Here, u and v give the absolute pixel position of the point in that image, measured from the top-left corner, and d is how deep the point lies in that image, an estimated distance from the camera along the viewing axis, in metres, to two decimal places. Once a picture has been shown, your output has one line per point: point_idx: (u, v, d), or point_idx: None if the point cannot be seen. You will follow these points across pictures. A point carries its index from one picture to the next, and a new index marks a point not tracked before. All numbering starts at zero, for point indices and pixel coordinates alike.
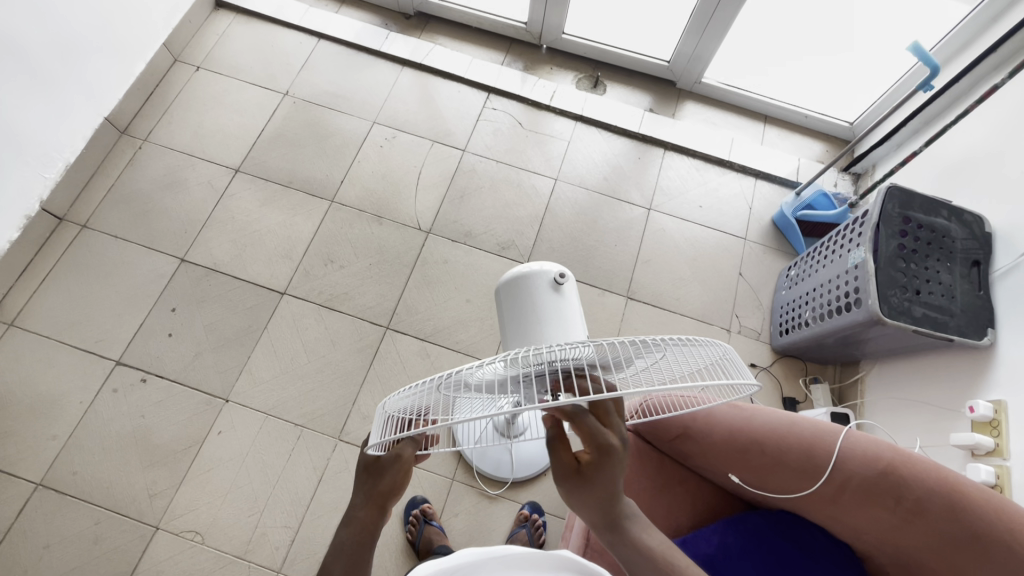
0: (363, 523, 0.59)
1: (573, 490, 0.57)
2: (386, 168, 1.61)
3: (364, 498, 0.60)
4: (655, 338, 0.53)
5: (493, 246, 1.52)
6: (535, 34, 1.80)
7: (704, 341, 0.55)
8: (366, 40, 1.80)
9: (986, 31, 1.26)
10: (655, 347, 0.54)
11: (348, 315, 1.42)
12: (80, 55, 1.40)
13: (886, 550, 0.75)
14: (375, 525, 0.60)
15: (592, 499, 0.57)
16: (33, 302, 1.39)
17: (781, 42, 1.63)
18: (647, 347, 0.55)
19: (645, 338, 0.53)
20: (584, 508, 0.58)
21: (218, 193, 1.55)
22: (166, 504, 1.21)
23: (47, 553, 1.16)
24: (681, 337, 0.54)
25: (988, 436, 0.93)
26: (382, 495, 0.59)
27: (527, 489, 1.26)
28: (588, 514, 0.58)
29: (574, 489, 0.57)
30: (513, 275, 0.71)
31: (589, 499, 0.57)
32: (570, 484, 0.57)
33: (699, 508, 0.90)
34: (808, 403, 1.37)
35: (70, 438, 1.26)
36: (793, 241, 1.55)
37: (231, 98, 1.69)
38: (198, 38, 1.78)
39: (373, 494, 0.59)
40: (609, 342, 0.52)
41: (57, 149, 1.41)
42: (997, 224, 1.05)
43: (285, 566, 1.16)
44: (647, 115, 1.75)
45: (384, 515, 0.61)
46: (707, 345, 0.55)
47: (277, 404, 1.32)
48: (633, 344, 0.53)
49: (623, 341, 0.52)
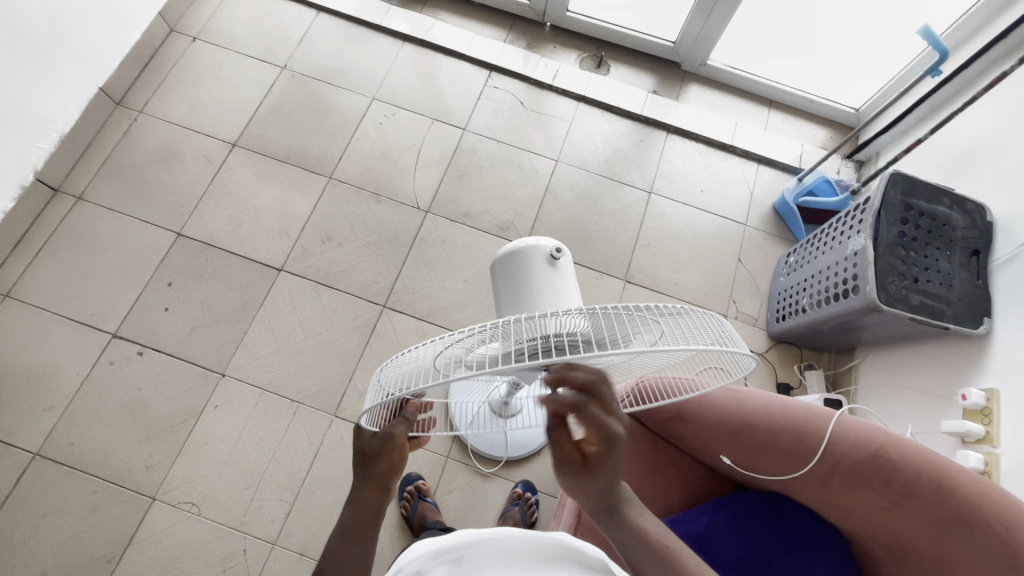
0: (367, 505, 0.60)
1: (572, 479, 0.59)
2: (385, 145, 1.59)
3: (364, 482, 0.61)
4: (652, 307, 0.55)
5: (492, 227, 1.51)
6: (539, 11, 1.76)
7: (698, 313, 0.58)
8: (366, 14, 1.76)
9: (998, 17, 1.23)
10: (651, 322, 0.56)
11: (345, 292, 1.42)
12: (73, 22, 1.37)
13: (873, 532, 0.75)
14: (377, 504, 0.60)
15: (592, 490, 0.58)
16: (29, 273, 1.38)
17: (789, 26, 1.60)
18: (643, 322, 0.56)
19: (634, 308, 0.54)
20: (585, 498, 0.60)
21: (215, 167, 1.54)
22: (163, 475, 1.22)
23: (46, 521, 1.17)
24: (671, 307, 0.56)
25: (978, 423, 0.94)
26: (382, 475, 0.61)
27: (521, 468, 1.27)
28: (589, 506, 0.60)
29: (577, 477, 0.58)
30: (510, 250, 0.71)
31: (589, 489, 0.58)
32: (574, 472, 0.58)
33: (689, 487, 0.91)
34: (802, 389, 1.38)
35: (67, 409, 1.27)
36: (792, 227, 1.55)
37: (229, 70, 1.66)
38: (195, 7, 1.74)
39: (373, 476, 0.61)
40: (604, 311, 0.54)
41: (51, 119, 1.38)
42: (998, 213, 1.04)
43: (280, 539, 1.18)
44: (651, 97, 1.72)
45: (388, 494, 0.62)
46: (700, 316, 0.58)
47: (273, 380, 1.32)
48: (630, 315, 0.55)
49: (619, 308, 0.54)
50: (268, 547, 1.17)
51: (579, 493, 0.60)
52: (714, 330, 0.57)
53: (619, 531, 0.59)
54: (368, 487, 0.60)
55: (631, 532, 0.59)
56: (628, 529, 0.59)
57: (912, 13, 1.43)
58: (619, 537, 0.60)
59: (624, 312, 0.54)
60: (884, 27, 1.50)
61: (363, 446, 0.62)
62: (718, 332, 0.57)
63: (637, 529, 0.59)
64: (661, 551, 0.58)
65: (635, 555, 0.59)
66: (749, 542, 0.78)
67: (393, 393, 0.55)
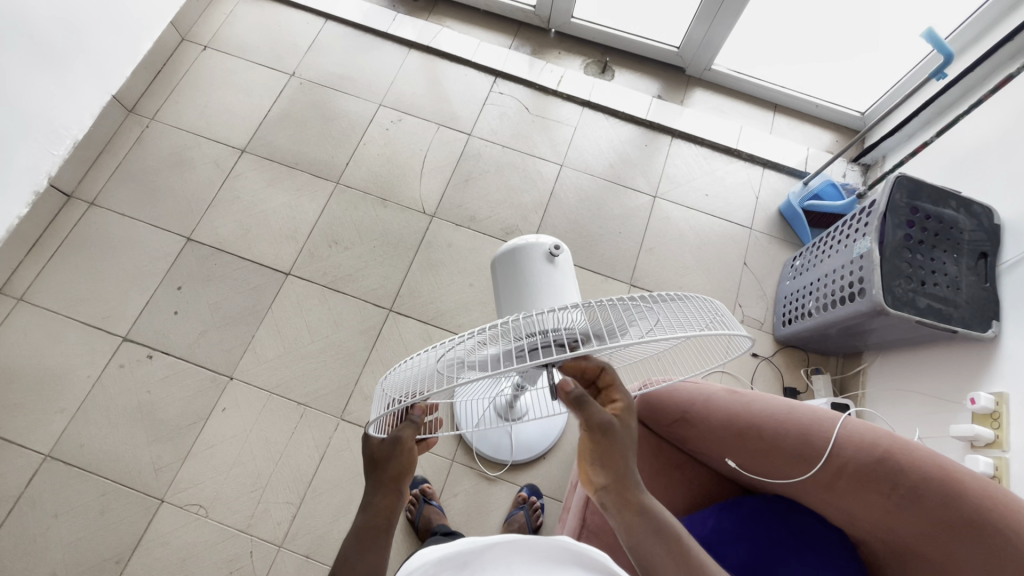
0: (380, 509, 0.62)
1: (602, 450, 0.60)
2: (391, 150, 1.61)
3: (377, 486, 0.63)
4: (647, 296, 0.55)
5: (497, 232, 1.52)
6: (543, 18, 1.78)
7: (692, 298, 0.59)
8: (373, 21, 1.78)
9: (1004, 19, 1.23)
10: (647, 309, 0.56)
11: (351, 296, 1.43)
12: (87, 32, 1.40)
13: (881, 537, 0.75)
14: (391, 509, 0.62)
15: (616, 467, 0.60)
16: (41, 278, 1.40)
17: (793, 31, 1.61)
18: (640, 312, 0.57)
19: (632, 299, 0.54)
20: (608, 480, 0.61)
21: (224, 173, 1.56)
22: (171, 477, 1.23)
23: (56, 521, 1.19)
24: (668, 295, 0.56)
25: (988, 428, 0.93)
26: (394, 479, 0.63)
27: (527, 472, 1.28)
28: (609, 492, 0.61)
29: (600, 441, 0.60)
30: (509, 248, 0.71)
31: (614, 465, 0.60)
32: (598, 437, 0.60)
33: (695, 490, 0.91)
34: (808, 393, 1.37)
35: (78, 411, 1.28)
36: (798, 231, 1.54)
37: (238, 77, 1.69)
38: (206, 17, 1.77)
39: (385, 481, 0.62)
40: (598, 304, 0.54)
41: (65, 125, 1.41)
42: (1006, 216, 1.03)
43: (286, 541, 1.18)
44: (655, 101, 1.73)
45: (400, 496, 0.63)
46: (696, 301, 0.58)
47: (280, 383, 1.33)
48: (626, 305, 0.55)
49: (615, 300, 0.54)
50: (274, 549, 1.17)
51: (602, 473, 0.61)
52: (709, 313, 0.58)
53: (633, 528, 0.59)
54: (381, 491, 0.62)
55: (647, 527, 0.59)
56: (642, 525, 0.59)
57: (916, 17, 1.43)
58: (635, 538, 0.59)
59: (617, 304, 0.54)
60: (889, 29, 1.50)
61: (373, 452, 0.63)
62: (711, 313, 0.57)
63: (652, 526, 0.59)
64: (676, 542, 0.59)
65: (647, 553, 0.59)
66: (755, 547, 0.78)
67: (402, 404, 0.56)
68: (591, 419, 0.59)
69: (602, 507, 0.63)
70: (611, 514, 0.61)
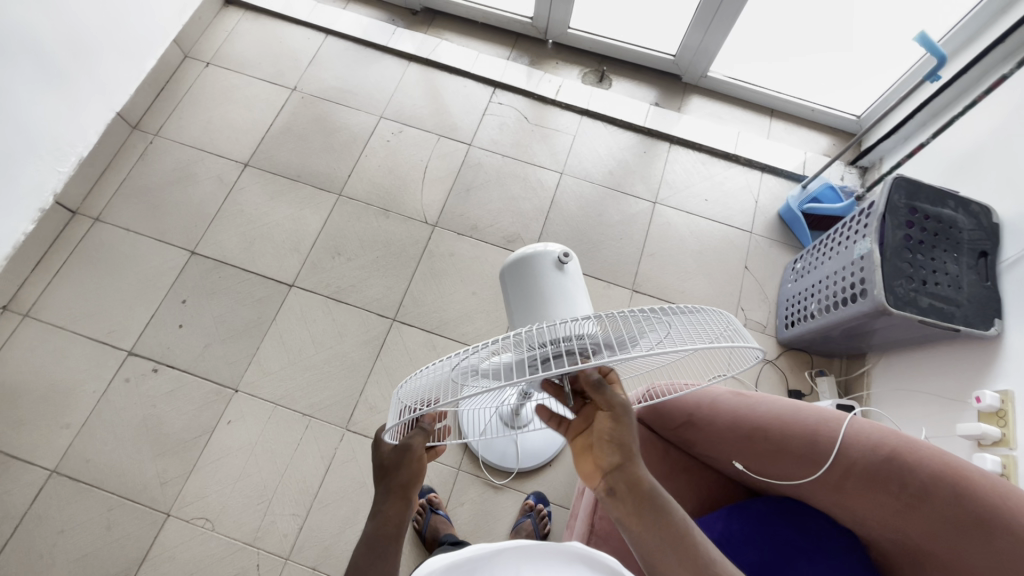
0: (389, 518, 0.62)
1: (616, 429, 0.61)
2: (393, 162, 1.62)
3: (387, 493, 0.63)
4: (659, 308, 0.55)
5: (499, 240, 1.53)
6: (541, 29, 1.80)
7: (704, 311, 0.59)
8: (373, 35, 1.81)
9: (995, 23, 1.25)
10: (659, 323, 0.56)
11: (354, 306, 1.43)
12: (93, 52, 1.43)
13: (889, 537, 0.74)
14: (399, 517, 0.62)
15: (629, 448, 0.61)
16: (46, 294, 1.41)
17: (787, 38, 1.63)
18: (650, 324, 0.56)
19: (646, 310, 0.54)
20: (621, 462, 0.60)
21: (228, 186, 1.57)
22: (177, 491, 1.23)
23: (61, 538, 1.18)
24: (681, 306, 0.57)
25: (994, 426, 0.93)
26: (402, 487, 0.63)
27: (533, 480, 1.27)
28: (621, 475, 0.60)
29: (612, 423, 0.61)
30: (518, 257, 0.72)
31: (627, 446, 0.61)
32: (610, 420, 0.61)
33: (703, 494, 0.91)
34: (813, 395, 1.37)
35: (84, 426, 1.28)
36: (798, 234, 1.54)
37: (240, 93, 1.71)
38: (208, 34, 1.80)
39: (393, 487, 0.63)
40: (615, 316, 0.54)
41: (71, 143, 1.43)
42: (1004, 215, 1.04)
43: (293, 553, 1.18)
44: (653, 109, 1.74)
45: (408, 505, 0.64)
46: (706, 314, 0.58)
47: (285, 395, 1.33)
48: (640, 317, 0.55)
49: (628, 312, 0.54)
50: (281, 561, 1.17)
51: (615, 454, 0.61)
52: (720, 326, 0.57)
53: (644, 510, 0.59)
54: (390, 499, 0.63)
55: (655, 515, 0.59)
56: (654, 507, 0.59)
57: (908, 21, 1.46)
58: (645, 522, 0.59)
59: (632, 316, 0.54)
60: (881, 33, 1.51)
61: (383, 459, 0.65)
62: (723, 326, 0.57)
63: (664, 510, 0.59)
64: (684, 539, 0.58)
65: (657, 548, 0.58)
66: (765, 549, 0.77)
67: (415, 412, 0.56)
68: (613, 399, 0.62)
69: (608, 493, 0.61)
70: (620, 498, 0.60)
